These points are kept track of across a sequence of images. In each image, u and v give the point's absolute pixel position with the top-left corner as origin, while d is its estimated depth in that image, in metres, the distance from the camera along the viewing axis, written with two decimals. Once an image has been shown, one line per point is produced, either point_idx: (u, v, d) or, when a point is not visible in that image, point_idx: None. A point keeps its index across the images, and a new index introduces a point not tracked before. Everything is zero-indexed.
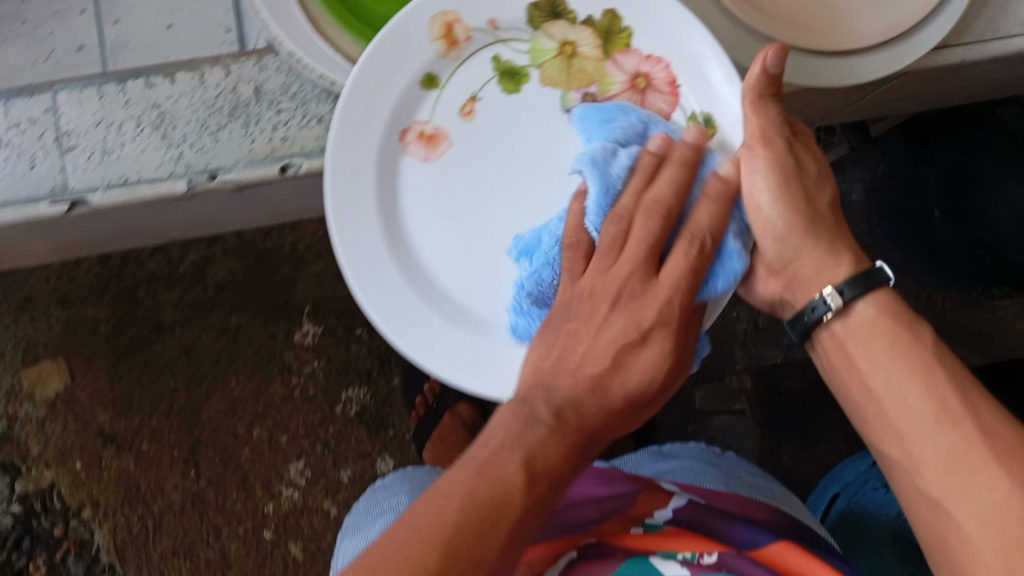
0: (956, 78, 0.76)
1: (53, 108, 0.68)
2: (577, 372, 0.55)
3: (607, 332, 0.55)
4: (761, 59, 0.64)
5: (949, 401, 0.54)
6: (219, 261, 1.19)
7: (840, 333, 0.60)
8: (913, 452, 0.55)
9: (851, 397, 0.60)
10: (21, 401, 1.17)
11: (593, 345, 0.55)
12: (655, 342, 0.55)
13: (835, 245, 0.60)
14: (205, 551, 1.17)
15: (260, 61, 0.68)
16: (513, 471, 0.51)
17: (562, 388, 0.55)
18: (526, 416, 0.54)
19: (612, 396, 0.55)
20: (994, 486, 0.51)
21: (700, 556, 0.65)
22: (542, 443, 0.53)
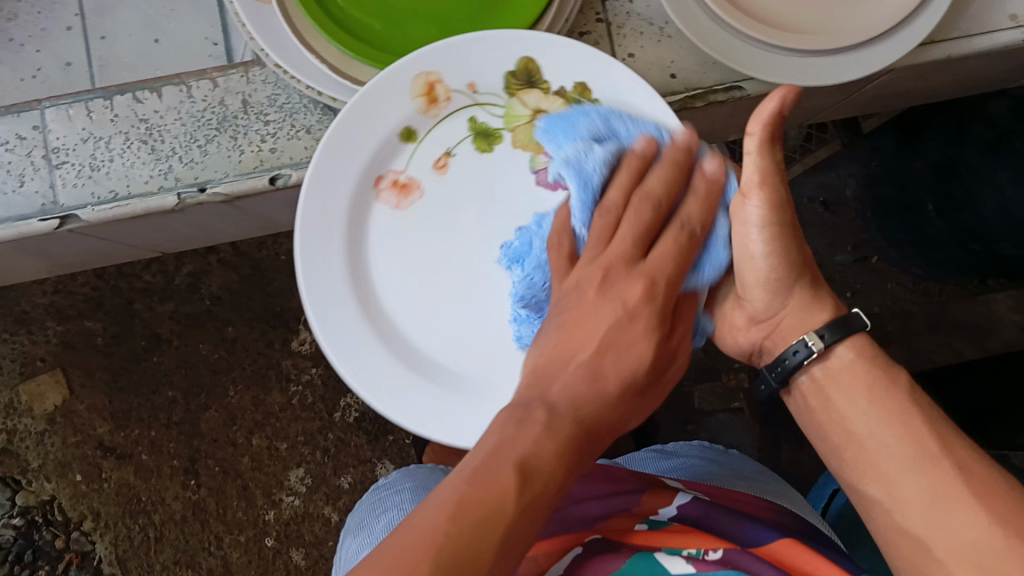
0: (940, 76, 0.77)
1: (41, 125, 0.68)
2: (578, 347, 0.56)
3: (600, 317, 0.57)
4: (748, 61, 0.64)
5: (926, 441, 0.56)
6: (215, 272, 1.20)
7: (822, 377, 0.61)
8: (891, 488, 0.56)
9: (829, 439, 0.61)
10: (20, 415, 1.17)
11: (586, 328, 0.57)
12: (640, 322, 0.57)
13: (818, 291, 0.63)
14: (206, 560, 1.17)
15: (247, 73, 0.69)
16: (504, 475, 0.47)
17: (560, 385, 0.54)
18: (521, 417, 0.51)
19: (611, 386, 0.55)
20: (970, 523, 0.53)
21: (706, 552, 0.66)
22: (538, 438, 0.49)
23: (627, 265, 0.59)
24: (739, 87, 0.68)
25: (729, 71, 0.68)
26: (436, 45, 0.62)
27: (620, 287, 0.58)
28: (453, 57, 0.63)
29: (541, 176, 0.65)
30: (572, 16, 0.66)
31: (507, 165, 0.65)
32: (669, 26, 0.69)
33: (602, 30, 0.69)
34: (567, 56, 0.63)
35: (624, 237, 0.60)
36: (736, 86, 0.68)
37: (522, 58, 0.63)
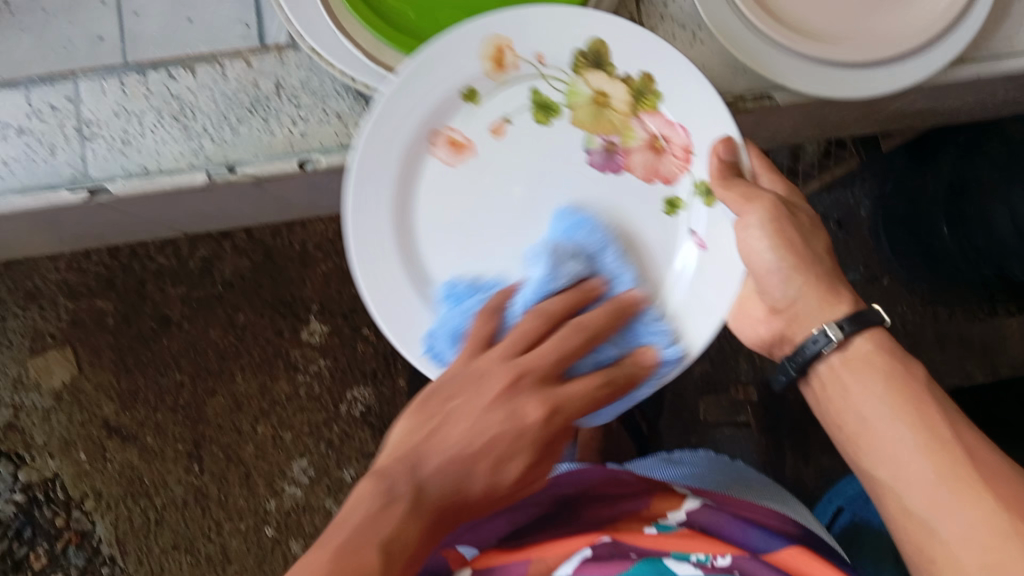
0: (969, 95, 0.77)
1: (75, 97, 0.69)
2: (473, 427, 0.57)
3: (475, 401, 0.58)
4: (778, 71, 0.65)
5: (938, 426, 0.57)
6: (228, 258, 1.20)
7: (836, 366, 0.62)
8: (901, 473, 0.57)
9: (843, 425, 0.61)
10: (28, 390, 1.18)
11: (465, 430, 0.57)
12: (524, 444, 0.57)
13: (835, 285, 0.63)
14: (206, 547, 1.18)
15: (281, 56, 0.69)
16: (368, 556, 0.50)
17: (446, 438, 0.56)
18: (385, 499, 0.53)
19: (470, 492, 0.56)
20: (979, 508, 0.54)
21: (714, 558, 0.63)
22: (401, 524, 0.52)
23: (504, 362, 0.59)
24: (769, 96, 0.68)
25: (759, 79, 0.69)
26: (510, 12, 0.60)
27: (484, 383, 0.58)
28: (524, 26, 0.61)
29: (593, 158, 0.64)
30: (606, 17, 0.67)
31: (562, 142, 0.64)
32: (702, 30, 0.70)
33: None
34: (636, 43, 0.62)
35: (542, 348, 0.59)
36: (766, 95, 0.68)
37: (593, 38, 0.62)
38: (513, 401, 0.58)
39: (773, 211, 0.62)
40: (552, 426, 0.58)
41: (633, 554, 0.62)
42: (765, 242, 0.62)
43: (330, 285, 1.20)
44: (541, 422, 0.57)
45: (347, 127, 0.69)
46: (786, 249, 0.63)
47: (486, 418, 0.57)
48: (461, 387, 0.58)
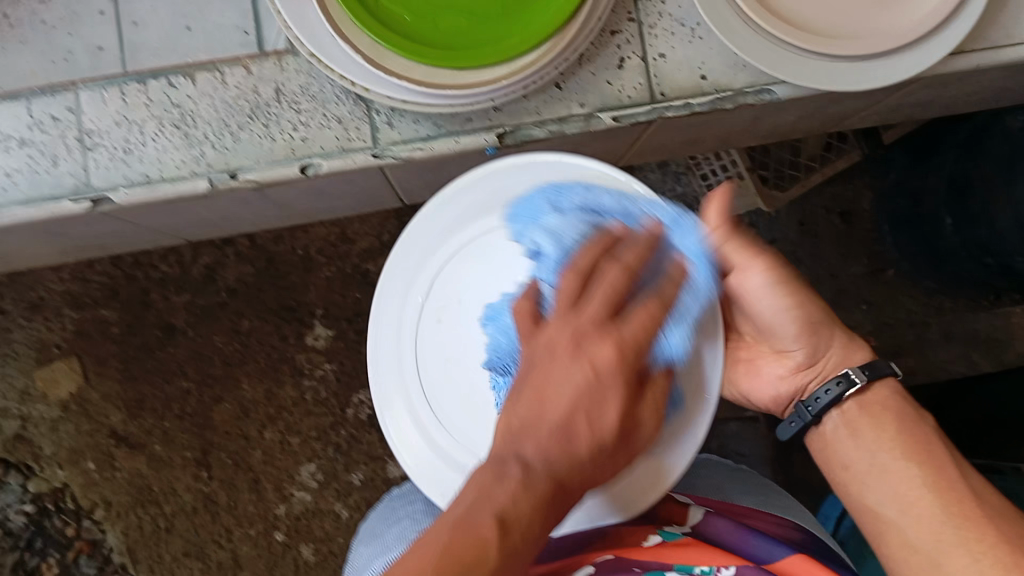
0: (968, 85, 0.76)
1: (75, 107, 0.69)
2: (529, 424, 0.50)
3: (563, 381, 0.51)
4: (775, 63, 0.65)
5: (952, 480, 0.57)
6: (231, 264, 1.20)
7: (852, 412, 0.62)
8: (902, 506, 0.57)
9: (849, 467, 0.61)
10: (35, 401, 1.18)
11: (550, 391, 0.51)
12: (608, 388, 0.51)
13: (851, 338, 0.65)
14: (216, 553, 1.18)
15: (280, 61, 0.69)
16: (485, 530, 0.45)
17: (530, 449, 0.49)
18: (497, 473, 0.48)
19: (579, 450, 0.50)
20: (965, 556, 0.54)
21: (717, 570, 0.62)
22: (515, 497, 0.47)
23: (598, 328, 0.52)
24: (769, 91, 0.68)
25: (759, 74, 0.69)
26: None
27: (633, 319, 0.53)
28: None
29: None
30: (604, 14, 0.67)
31: None
32: (700, 26, 0.70)
33: (633, 30, 0.70)
34: None
35: (592, 296, 0.53)
36: (766, 90, 0.68)
37: None
38: (583, 349, 0.51)
39: (777, 270, 0.62)
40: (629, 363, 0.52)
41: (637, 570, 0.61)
42: (777, 302, 0.62)
43: (333, 289, 1.20)
44: (616, 364, 0.51)
45: (348, 131, 0.69)
46: (800, 306, 0.63)
47: (568, 375, 0.51)
48: (549, 378, 0.51)
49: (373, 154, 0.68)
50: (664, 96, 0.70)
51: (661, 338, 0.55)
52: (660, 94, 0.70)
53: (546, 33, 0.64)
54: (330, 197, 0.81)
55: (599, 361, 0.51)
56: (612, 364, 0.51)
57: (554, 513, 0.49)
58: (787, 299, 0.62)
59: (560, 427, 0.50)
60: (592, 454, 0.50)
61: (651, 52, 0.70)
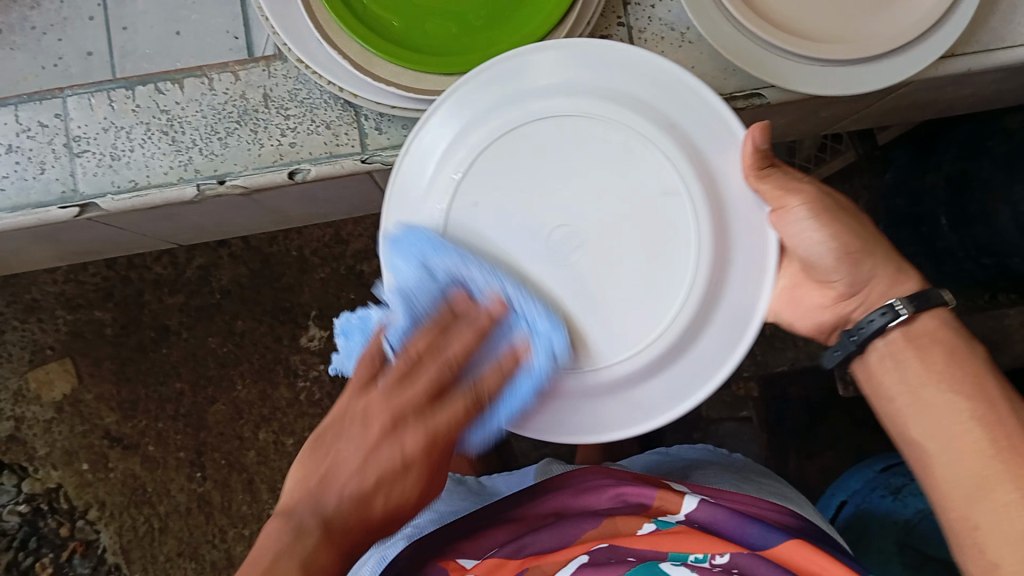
0: (961, 88, 0.76)
1: (63, 113, 0.69)
2: (336, 478, 0.56)
3: (375, 460, 0.56)
4: (764, 67, 0.65)
5: (1001, 412, 0.55)
6: (225, 265, 1.19)
7: (898, 343, 0.60)
8: (945, 440, 0.56)
9: (892, 400, 0.60)
10: (28, 403, 1.18)
11: (359, 464, 0.56)
12: (412, 471, 0.57)
13: (902, 266, 0.61)
14: (210, 553, 1.18)
15: (269, 67, 0.69)
16: None
17: (332, 509, 0.55)
18: (295, 528, 0.53)
19: (372, 516, 0.56)
20: (1007, 489, 0.53)
21: (712, 557, 0.65)
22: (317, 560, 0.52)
23: (416, 414, 0.56)
24: (760, 94, 0.68)
25: (749, 78, 0.68)
26: None
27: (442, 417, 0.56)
28: None
29: None
30: (593, 19, 0.66)
31: None
32: (690, 30, 0.69)
33: (623, 34, 0.70)
34: None
35: (415, 385, 0.56)
36: (756, 94, 0.68)
37: None
38: (396, 438, 0.56)
39: (816, 201, 0.58)
40: (436, 445, 0.57)
41: (630, 558, 0.65)
42: (819, 234, 0.58)
43: (328, 290, 1.20)
44: (423, 450, 0.56)
45: (337, 137, 0.68)
46: (846, 238, 0.59)
47: (379, 457, 0.56)
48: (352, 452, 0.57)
49: (361, 160, 0.68)
50: None
51: (466, 437, 0.58)
52: None
53: (535, 37, 0.63)
54: (323, 201, 0.80)
55: (406, 447, 0.56)
56: (418, 452, 0.56)
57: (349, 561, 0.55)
58: (828, 230, 0.58)
59: (361, 496, 0.56)
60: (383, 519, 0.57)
61: None
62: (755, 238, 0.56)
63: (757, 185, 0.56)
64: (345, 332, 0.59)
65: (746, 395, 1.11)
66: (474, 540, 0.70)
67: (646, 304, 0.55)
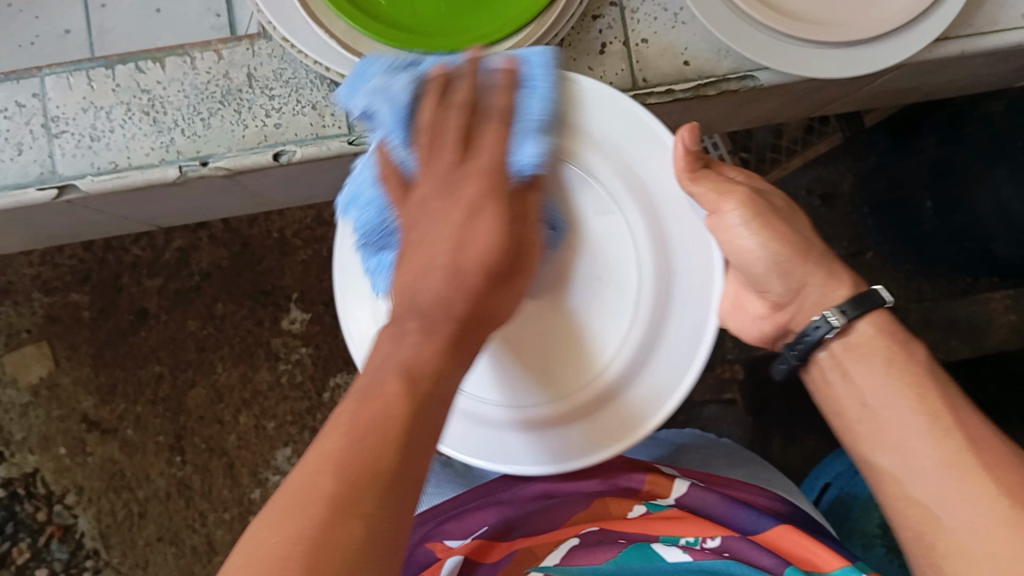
0: (951, 71, 0.76)
1: (41, 93, 0.67)
2: (423, 270, 0.52)
3: (436, 228, 0.53)
4: (756, 49, 0.64)
5: (950, 427, 0.54)
6: (205, 247, 1.17)
7: (839, 353, 0.59)
8: (898, 457, 0.56)
9: (843, 414, 0.59)
10: (4, 386, 1.16)
11: (422, 236, 0.53)
12: (483, 202, 0.53)
13: (834, 268, 0.60)
14: (190, 538, 1.16)
15: (253, 46, 0.67)
16: (391, 385, 0.45)
17: (426, 297, 0.51)
18: (398, 329, 0.49)
19: (468, 275, 0.52)
20: (961, 509, 0.52)
21: (702, 541, 0.65)
22: (420, 347, 0.48)
23: (456, 167, 0.55)
24: (753, 77, 0.67)
25: (742, 60, 0.68)
26: None
27: (482, 148, 0.55)
28: None
29: None
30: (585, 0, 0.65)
31: None
32: (683, 11, 0.69)
33: (615, 15, 0.69)
34: None
35: (430, 164, 0.55)
36: (749, 76, 0.67)
37: None
38: (450, 195, 0.54)
39: (752, 204, 0.57)
40: (495, 184, 0.54)
41: (622, 540, 0.67)
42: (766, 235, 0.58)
43: (310, 273, 1.18)
44: (482, 190, 0.54)
45: (322, 118, 0.67)
46: (780, 243, 0.58)
47: (447, 221, 0.53)
48: (411, 230, 0.54)
49: (349, 141, 0.66)
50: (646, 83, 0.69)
51: (514, 153, 0.55)
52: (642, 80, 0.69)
53: (527, 18, 0.62)
54: (307, 183, 0.79)
55: (480, 165, 0.54)
56: (479, 194, 0.53)
57: (465, 351, 0.50)
58: (767, 235, 0.57)
59: (450, 267, 0.52)
60: (490, 284, 0.52)
61: (633, 38, 0.69)
62: (701, 254, 0.56)
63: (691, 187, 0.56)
64: (352, 199, 0.57)
65: (730, 377, 1.11)
66: (460, 520, 0.69)
67: (604, 316, 0.58)
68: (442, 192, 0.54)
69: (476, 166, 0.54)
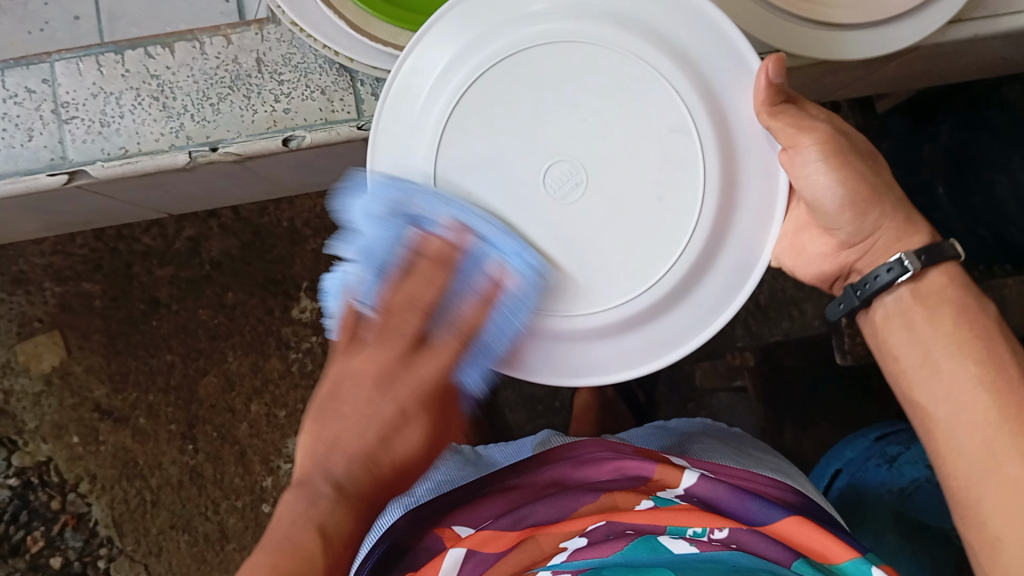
0: (966, 54, 0.75)
1: (50, 79, 0.67)
2: (353, 435, 0.64)
3: (363, 410, 0.64)
4: (768, 31, 0.64)
5: (1011, 380, 0.55)
6: (215, 237, 1.17)
7: (907, 301, 0.60)
8: (952, 404, 0.57)
9: (899, 361, 0.60)
10: (17, 375, 1.17)
11: (353, 419, 0.64)
12: (411, 420, 0.64)
13: (911, 217, 0.61)
14: (203, 525, 1.17)
15: (261, 31, 0.67)
16: (309, 543, 0.59)
17: (338, 473, 0.63)
18: (311, 495, 0.62)
19: (381, 471, 0.64)
20: (1012, 459, 0.53)
21: (710, 531, 0.67)
22: (338, 517, 0.61)
23: (403, 365, 0.63)
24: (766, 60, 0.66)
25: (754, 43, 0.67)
26: None
27: (436, 354, 0.63)
28: None
29: None
30: None
31: None
32: None
33: None
34: None
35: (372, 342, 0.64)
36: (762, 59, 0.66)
37: None
38: (388, 392, 0.63)
39: (830, 142, 0.57)
40: (432, 399, 0.64)
41: (630, 531, 0.69)
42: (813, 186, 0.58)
43: (320, 262, 1.18)
44: (421, 401, 0.63)
45: (331, 103, 0.67)
46: (853, 185, 0.58)
47: (376, 409, 0.63)
48: (342, 388, 0.65)
49: (358, 126, 0.67)
50: None
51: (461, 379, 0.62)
52: None
53: None
54: (316, 169, 0.79)
55: (421, 369, 0.63)
56: (412, 411, 0.64)
57: (366, 517, 0.64)
58: (839, 174, 0.58)
59: (364, 459, 0.64)
60: (399, 474, 0.65)
61: None
62: (767, 181, 0.57)
63: (770, 121, 0.56)
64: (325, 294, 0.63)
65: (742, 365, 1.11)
66: (473, 509, 0.70)
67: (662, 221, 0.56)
68: (386, 386, 0.63)
69: (423, 380, 0.63)
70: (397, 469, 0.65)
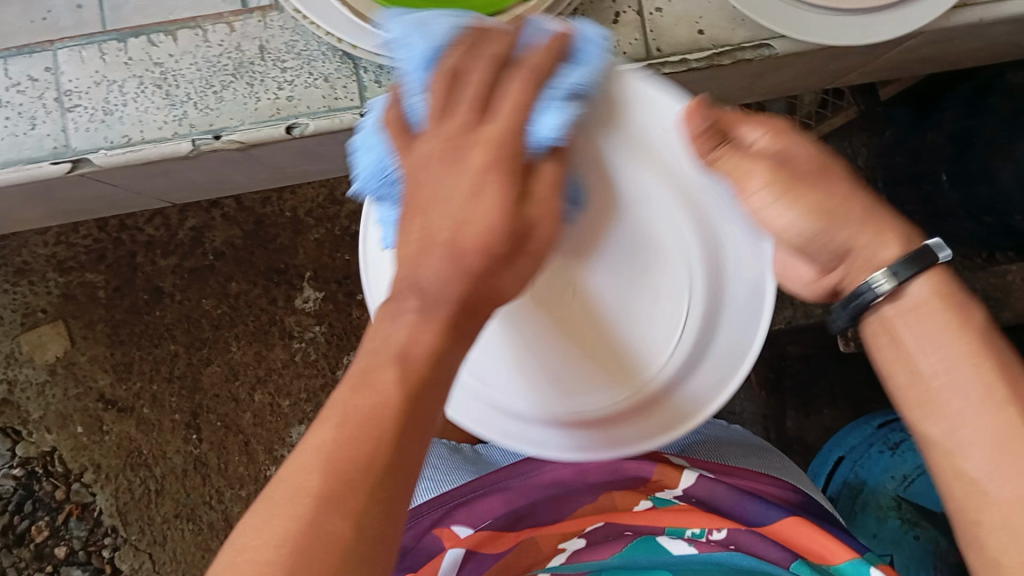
0: (971, 40, 0.75)
1: (53, 67, 0.67)
2: (423, 248, 0.49)
3: (446, 204, 0.50)
4: (773, 15, 0.63)
5: None
6: (218, 226, 1.17)
7: None
8: None
9: None
10: (21, 365, 1.17)
11: (439, 210, 0.50)
12: (490, 176, 0.49)
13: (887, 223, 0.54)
14: (207, 514, 1.17)
15: (265, 18, 0.67)
16: (386, 382, 0.45)
17: (427, 279, 0.48)
18: (396, 311, 0.48)
19: (471, 246, 0.49)
20: None
21: (709, 533, 0.68)
22: (416, 328, 0.47)
23: (472, 128, 0.51)
24: (768, 46, 0.67)
25: (758, 29, 0.67)
26: None
27: (503, 106, 0.51)
28: None
29: None
30: None
31: None
32: None
33: None
34: None
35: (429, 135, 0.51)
36: (765, 45, 0.67)
37: None
38: (458, 159, 0.50)
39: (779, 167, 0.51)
40: (509, 150, 0.50)
41: (628, 532, 0.71)
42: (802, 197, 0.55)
43: (323, 251, 1.18)
44: (491, 151, 0.50)
45: (334, 90, 0.67)
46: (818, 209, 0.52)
47: (456, 185, 0.50)
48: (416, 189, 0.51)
49: (361, 113, 0.66)
50: (659, 53, 0.68)
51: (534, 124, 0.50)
52: (656, 50, 0.68)
53: None
54: (320, 157, 0.78)
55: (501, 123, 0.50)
56: (486, 164, 0.50)
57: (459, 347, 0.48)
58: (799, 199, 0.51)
59: (451, 249, 0.49)
60: (495, 266, 0.49)
61: (647, 5, 0.68)
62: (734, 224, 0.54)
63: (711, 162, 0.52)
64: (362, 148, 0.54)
65: None
66: (470, 508, 0.70)
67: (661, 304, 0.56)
68: (451, 156, 0.50)
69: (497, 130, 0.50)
70: (484, 246, 0.49)
